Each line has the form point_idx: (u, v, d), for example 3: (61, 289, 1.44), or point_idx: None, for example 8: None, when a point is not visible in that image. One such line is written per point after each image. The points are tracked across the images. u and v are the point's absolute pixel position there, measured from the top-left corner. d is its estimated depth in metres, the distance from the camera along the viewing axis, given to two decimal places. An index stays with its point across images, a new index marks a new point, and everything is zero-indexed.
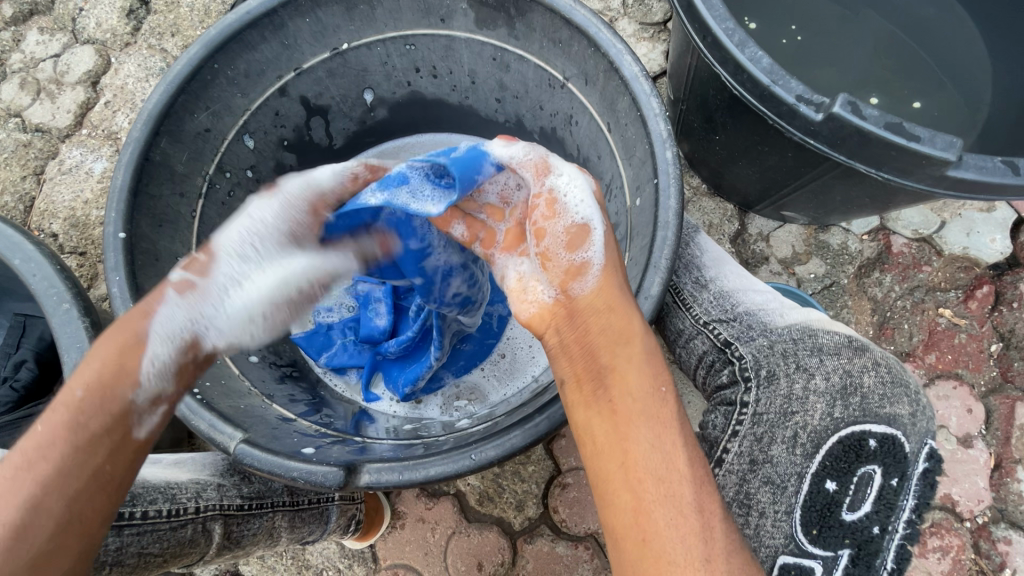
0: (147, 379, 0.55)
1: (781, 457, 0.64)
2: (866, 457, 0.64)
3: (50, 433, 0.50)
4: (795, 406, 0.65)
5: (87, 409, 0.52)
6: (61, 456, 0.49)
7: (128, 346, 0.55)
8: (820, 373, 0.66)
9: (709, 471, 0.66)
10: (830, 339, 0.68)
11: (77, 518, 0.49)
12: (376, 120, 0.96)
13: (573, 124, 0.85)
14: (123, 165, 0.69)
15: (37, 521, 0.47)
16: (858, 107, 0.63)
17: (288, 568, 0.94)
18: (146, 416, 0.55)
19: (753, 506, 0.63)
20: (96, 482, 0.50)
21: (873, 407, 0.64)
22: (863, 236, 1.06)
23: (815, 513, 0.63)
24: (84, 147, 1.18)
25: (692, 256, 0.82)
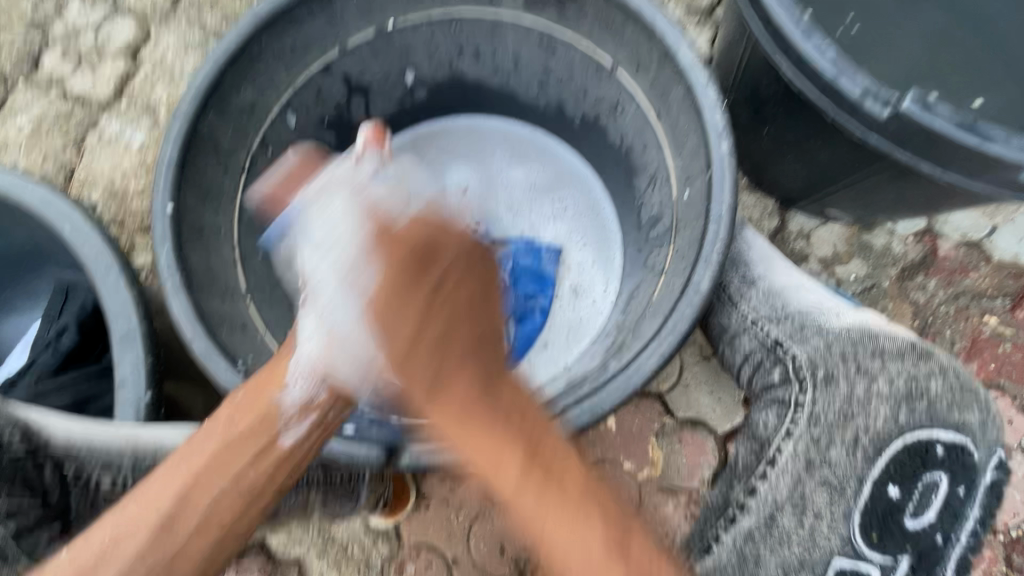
0: (292, 387, 0.57)
1: (841, 459, 0.69)
2: (934, 464, 0.68)
3: (213, 436, 0.53)
4: (857, 410, 0.70)
5: (247, 449, 0.53)
6: (219, 451, 0.52)
7: (267, 372, 0.58)
8: (884, 378, 0.70)
9: (762, 471, 0.70)
10: (893, 344, 0.70)
11: (211, 524, 0.51)
12: (415, 101, 0.95)
13: (619, 111, 0.83)
14: (172, 138, 0.69)
15: (184, 513, 0.50)
16: (929, 104, 0.60)
17: (313, 541, 0.95)
18: (292, 425, 0.55)
19: (809, 508, 0.69)
20: (238, 489, 0.52)
21: (941, 415, 0.68)
22: (909, 237, 1.03)
23: (876, 517, 0.68)
24: (124, 119, 1.19)
25: (739, 253, 0.79)
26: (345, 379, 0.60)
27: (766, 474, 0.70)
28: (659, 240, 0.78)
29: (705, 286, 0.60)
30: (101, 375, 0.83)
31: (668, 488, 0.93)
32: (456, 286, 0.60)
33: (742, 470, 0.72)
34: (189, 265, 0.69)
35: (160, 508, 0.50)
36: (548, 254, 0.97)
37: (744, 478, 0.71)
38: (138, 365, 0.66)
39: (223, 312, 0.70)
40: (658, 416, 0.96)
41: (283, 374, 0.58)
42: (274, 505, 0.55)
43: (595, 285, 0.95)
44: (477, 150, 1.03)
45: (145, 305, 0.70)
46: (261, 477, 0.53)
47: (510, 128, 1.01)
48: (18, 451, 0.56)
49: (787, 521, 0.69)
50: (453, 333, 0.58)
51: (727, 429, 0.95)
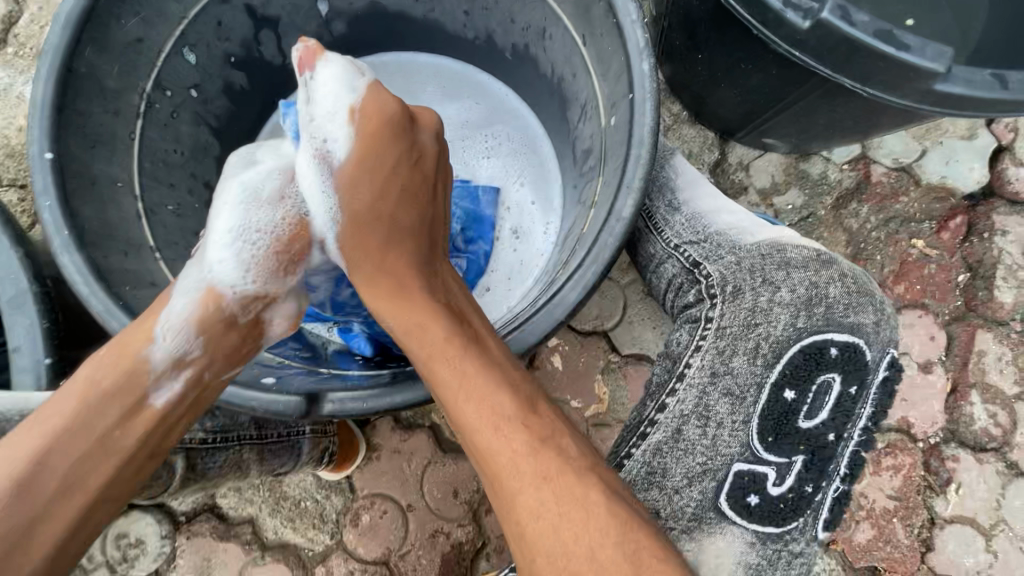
0: (163, 340, 0.55)
1: (742, 368, 0.67)
2: (827, 364, 0.67)
3: (71, 394, 0.51)
4: (760, 317, 0.68)
5: (111, 410, 0.52)
6: (78, 406, 0.51)
7: (143, 323, 0.55)
8: (786, 286, 0.69)
9: (671, 386, 0.67)
10: (799, 254, 0.70)
11: (75, 485, 0.50)
12: (333, 35, 0.88)
13: (547, 38, 0.79)
14: (43, 76, 0.62)
15: (39, 477, 0.49)
16: (848, 13, 0.58)
17: (265, 500, 0.94)
18: (165, 380, 0.55)
19: (711, 417, 0.66)
20: (104, 446, 0.51)
21: (837, 317, 0.67)
22: (843, 165, 1.04)
23: (772, 421, 0.67)
24: (12, 68, 1.07)
25: (664, 178, 0.79)
26: (233, 339, 0.59)
27: (675, 391, 0.67)
28: (591, 173, 0.76)
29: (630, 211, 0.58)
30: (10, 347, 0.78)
31: (615, 422, 0.96)
32: (399, 203, 0.62)
33: (656, 387, 0.70)
34: (80, 219, 0.63)
35: (15, 469, 0.48)
36: (486, 196, 0.93)
37: (656, 395, 0.68)
38: (31, 330, 0.61)
39: (127, 268, 0.65)
40: (603, 354, 0.97)
41: (150, 328, 0.55)
42: (147, 468, 0.55)
43: (535, 226, 0.93)
44: (406, 87, 0.96)
45: (36, 265, 0.64)
46: (122, 440, 0.52)
47: (444, 63, 0.96)
48: None
49: (693, 433, 0.66)
50: (403, 245, 0.62)
51: None
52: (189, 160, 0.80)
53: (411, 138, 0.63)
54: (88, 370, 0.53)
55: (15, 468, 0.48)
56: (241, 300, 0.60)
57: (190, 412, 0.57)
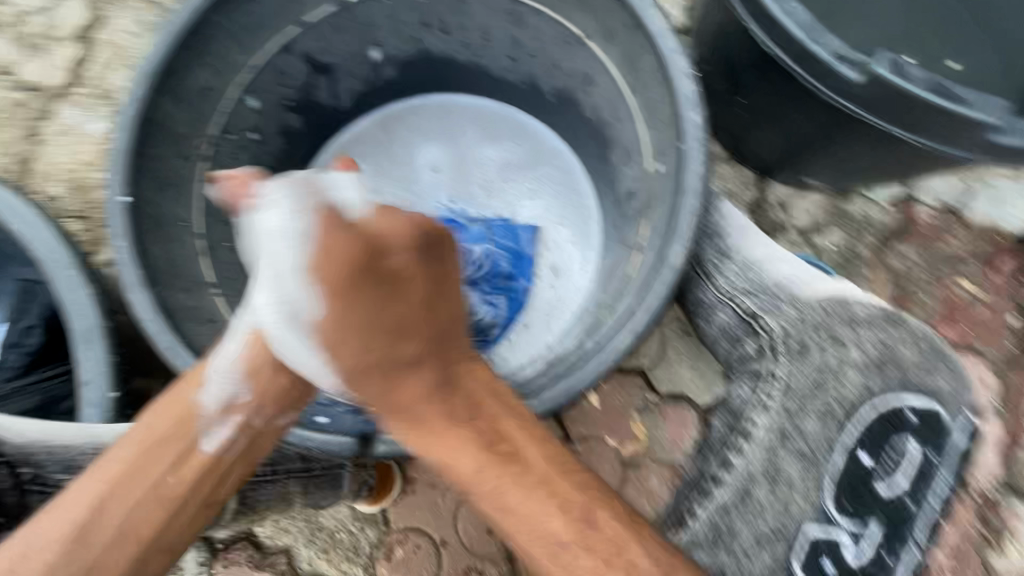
0: (210, 386, 0.58)
1: (814, 431, 0.66)
2: (902, 428, 0.64)
3: (127, 444, 0.55)
4: (830, 377, 0.67)
5: (164, 458, 0.56)
6: (131, 455, 0.55)
7: (192, 375, 0.58)
8: (855, 344, 0.68)
9: (738, 445, 0.69)
10: (865, 310, 0.69)
11: (129, 530, 0.54)
12: (383, 80, 0.92)
13: (591, 85, 0.81)
14: (122, 125, 0.66)
15: (97, 524, 0.53)
16: (900, 66, 0.60)
17: (301, 530, 0.95)
18: (214, 425, 0.58)
19: (783, 479, 0.66)
20: (156, 492, 0.55)
21: (913, 380, 0.65)
22: (886, 204, 1.03)
23: (846, 487, 0.64)
24: (80, 106, 1.14)
25: (716, 225, 0.80)
26: (281, 385, 0.60)
27: (740, 449, 0.68)
28: (635, 217, 0.77)
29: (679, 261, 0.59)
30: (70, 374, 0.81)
31: (653, 461, 0.94)
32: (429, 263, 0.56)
33: (719, 443, 0.74)
34: (149, 258, 0.67)
35: (80, 514, 0.53)
36: (526, 233, 0.94)
37: (722, 452, 0.71)
38: (100, 364, 0.64)
39: (188, 305, 0.68)
40: (641, 392, 0.96)
41: (198, 380, 0.58)
42: (201, 512, 0.59)
43: (574, 263, 0.94)
44: (443, 128, 1.00)
45: (106, 301, 0.67)
46: (176, 484, 0.57)
47: (482, 103, 0.98)
48: None
49: (763, 495, 0.66)
50: (406, 340, 0.55)
51: (708, 402, 0.96)
52: None
53: (443, 202, 0.60)
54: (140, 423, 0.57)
55: (74, 517, 0.53)
56: (281, 351, 0.57)
57: (240, 459, 0.60)
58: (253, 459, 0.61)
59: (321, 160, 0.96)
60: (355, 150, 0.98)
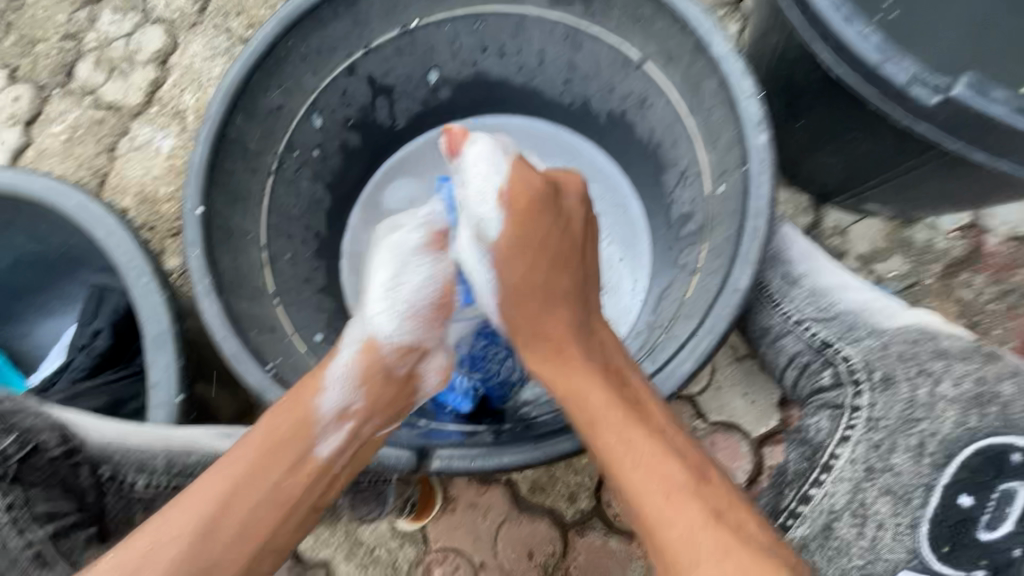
0: (331, 389, 0.60)
1: (904, 467, 0.62)
2: (1009, 472, 0.59)
3: (244, 450, 0.56)
4: (920, 412, 0.63)
5: (283, 459, 0.57)
6: (248, 458, 0.56)
7: (310, 376, 0.60)
8: (948, 378, 0.64)
9: (815, 476, 0.64)
10: (955, 344, 0.66)
11: (252, 531, 0.54)
12: (439, 101, 0.95)
13: (647, 106, 0.81)
14: (202, 141, 0.70)
15: (222, 522, 0.53)
16: (983, 89, 0.57)
17: (341, 544, 0.95)
18: (330, 429, 0.60)
19: (871, 517, 0.61)
20: (274, 496, 0.55)
21: (1017, 418, 0.60)
22: (952, 232, 0.98)
23: (946, 528, 0.60)
24: (154, 125, 1.22)
25: (779, 250, 0.81)
26: (392, 391, 0.64)
27: (819, 481, 0.63)
28: (691, 238, 0.76)
29: (745, 283, 0.57)
30: (134, 377, 0.85)
31: None
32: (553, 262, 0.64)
33: (793, 476, 0.67)
34: (219, 267, 0.69)
35: (202, 514, 0.53)
36: None
37: (796, 484, 0.66)
38: (169, 370, 0.67)
39: (253, 313, 0.71)
40: (690, 419, 0.93)
41: (315, 384, 0.59)
42: (308, 518, 0.58)
43: (622, 283, 0.93)
44: None
45: (176, 307, 0.70)
46: (294, 485, 0.57)
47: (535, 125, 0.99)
48: (55, 450, 0.59)
49: (846, 532, 0.61)
50: (557, 315, 0.63)
51: (761, 432, 0.92)
52: (306, 212, 0.87)
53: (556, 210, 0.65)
54: (255, 429, 0.58)
55: (200, 516, 0.53)
56: (395, 352, 0.64)
57: (348, 466, 0.61)
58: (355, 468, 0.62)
59: (376, 177, 0.98)
60: (407, 167, 0.99)
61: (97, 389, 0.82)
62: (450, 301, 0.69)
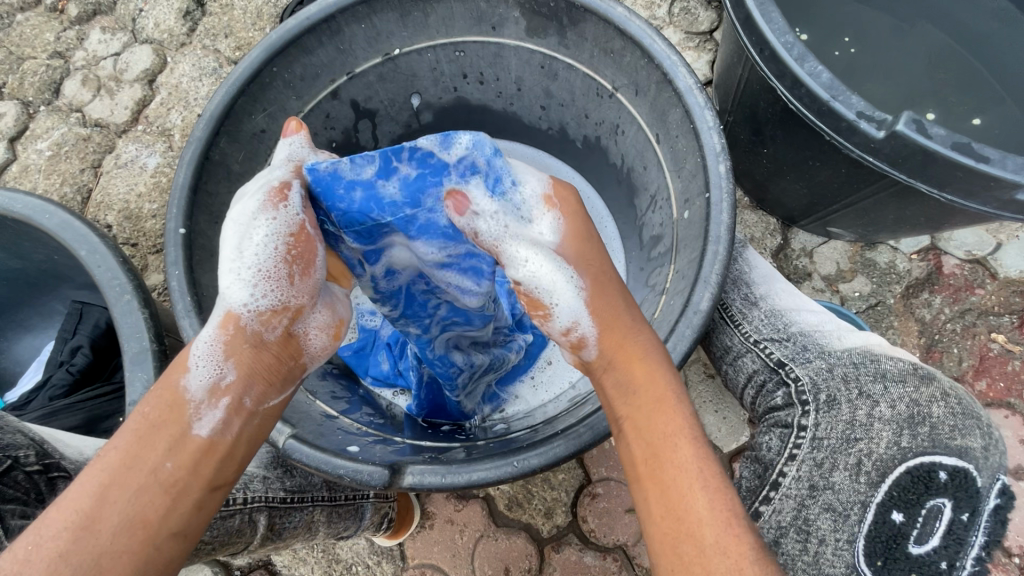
0: (197, 367, 0.54)
1: (843, 484, 0.64)
2: (937, 489, 0.60)
3: (122, 437, 0.50)
4: (859, 433, 0.65)
5: (159, 442, 0.51)
6: (127, 440, 0.50)
7: (178, 361, 0.54)
8: (885, 401, 0.66)
9: (766, 493, 0.68)
10: (894, 366, 0.70)
11: (139, 520, 0.47)
12: (421, 124, 0.98)
13: (619, 133, 0.85)
14: (186, 162, 0.72)
15: (103, 510, 0.47)
16: (923, 126, 0.62)
17: (319, 561, 0.95)
18: (204, 410, 0.53)
19: (812, 533, 0.63)
20: (156, 479, 0.49)
21: (944, 439, 0.61)
22: (912, 255, 1.03)
23: (880, 544, 0.60)
24: (140, 143, 1.23)
25: (740, 273, 0.87)
26: (266, 359, 0.57)
27: (768, 500, 0.67)
28: (660, 259, 0.79)
29: (707, 303, 0.60)
30: (113, 395, 0.85)
31: None
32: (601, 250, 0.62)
33: (748, 493, 0.72)
34: (199, 285, 0.71)
35: (81, 505, 0.47)
36: None
37: (750, 502, 0.70)
38: (147, 389, 0.68)
39: None
40: None
41: (184, 364, 0.54)
42: (209, 501, 0.51)
43: None
44: None
45: (157, 324, 0.71)
46: (177, 468, 0.50)
47: (515, 148, 1.02)
48: (32, 464, 0.58)
49: (791, 547, 0.64)
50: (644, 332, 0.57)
51: (733, 447, 0.94)
52: None
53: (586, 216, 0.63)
54: (135, 418, 0.52)
55: (78, 506, 0.47)
56: (259, 318, 0.57)
57: (239, 437, 0.54)
58: (252, 439, 0.56)
59: None
60: None
61: (74, 407, 0.82)
62: (310, 252, 0.60)
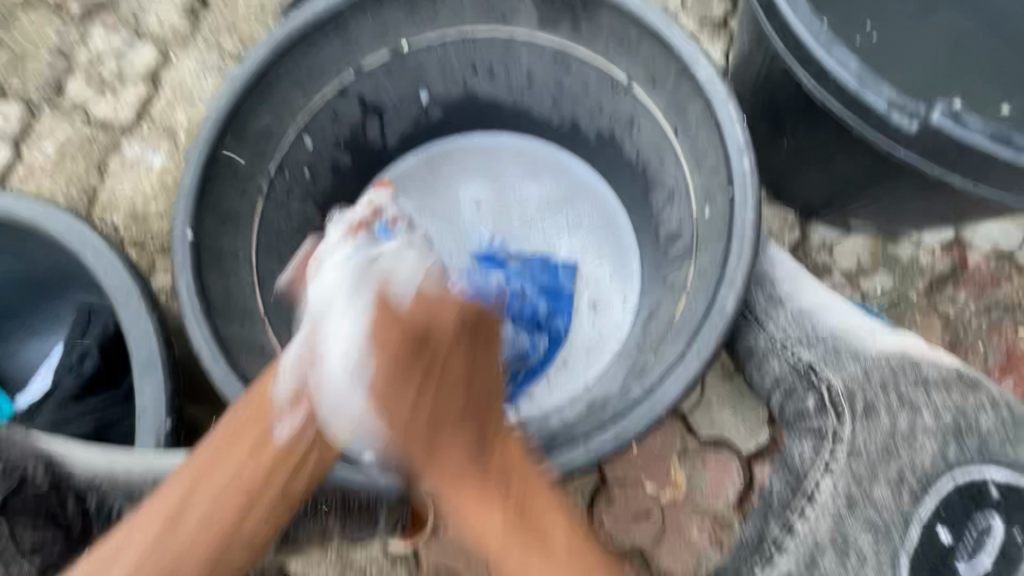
0: (281, 378, 0.60)
1: (886, 499, 0.65)
2: (987, 505, 0.61)
3: (213, 441, 0.57)
4: (902, 444, 0.66)
5: (240, 446, 0.56)
6: (217, 440, 0.57)
7: (269, 370, 0.61)
8: (928, 410, 0.67)
9: (801, 509, 0.67)
10: (937, 373, 0.69)
11: (214, 519, 0.54)
12: (431, 120, 0.95)
13: (634, 127, 0.83)
14: (192, 164, 0.70)
15: (188, 509, 0.53)
16: (958, 117, 0.59)
17: (332, 565, 0.94)
18: (284, 415, 0.58)
19: (851, 549, 0.65)
20: (235, 483, 0.55)
21: (993, 451, 0.63)
22: (936, 249, 1.00)
23: (926, 563, 0.62)
24: (145, 142, 1.22)
25: (764, 272, 0.80)
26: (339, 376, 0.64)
27: (799, 512, 0.67)
28: (678, 258, 0.77)
29: (732, 306, 0.58)
30: (123, 399, 0.84)
31: (693, 510, 0.91)
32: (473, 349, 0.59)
33: (779, 505, 0.70)
34: (208, 290, 0.69)
35: (171, 503, 0.53)
36: (564, 271, 0.95)
37: (784, 514, 0.69)
38: (157, 394, 0.67)
39: (242, 336, 0.71)
40: (680, 436, 0.93)
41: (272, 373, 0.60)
42: (279, 508, 0.57)
43: (613, 301, 0.94)
44: (491, 166, 1.01)
45: (165, 330, 0.70)
46: (251, 474, 0.55)
47: (522, 145, 1.00)
48: (41, 481, 0.58)
49: (828, 564, 0.64)
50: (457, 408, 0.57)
51: (751, 448, 0.92)
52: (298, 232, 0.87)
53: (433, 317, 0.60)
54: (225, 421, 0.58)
55: (169, 502, 0.53)
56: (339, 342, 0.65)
57: (311, 448, 0.58)
58: (322, 454, 0.59)
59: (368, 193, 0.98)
60: (397, 185, 1.00)
61: (83, 413, 0.81)
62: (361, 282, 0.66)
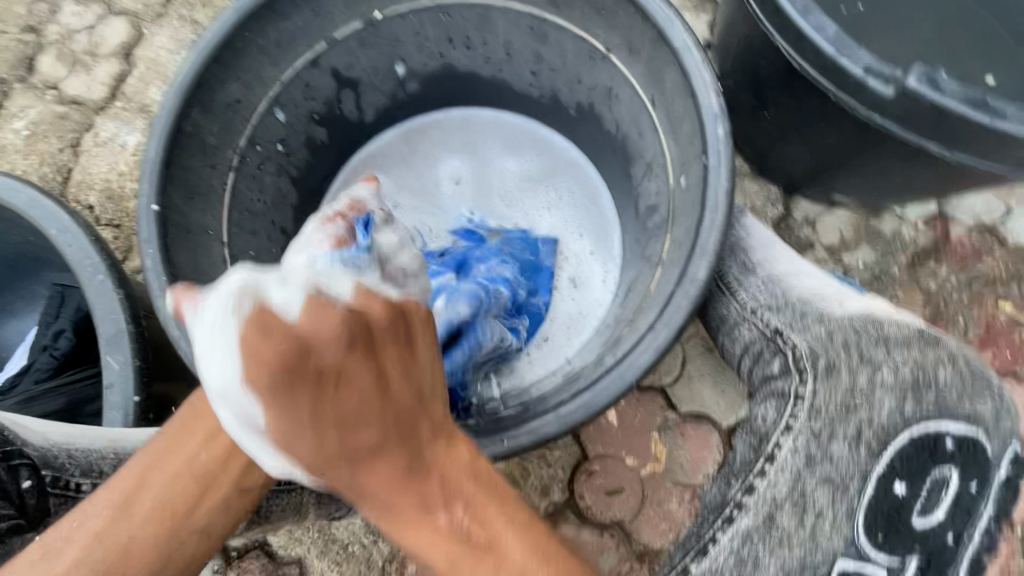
0: None
1: (842, 455, 0.63)
2: (942, 457, 0.60)
3: (170, 427, 0.57)
4: (859, 400, 0.64)
5: (195, 436, 0.56)
6: (172, 426, 0.57)
7: None
8: (887, 367, 0.65)
9: (760, 468, 0.66)
10: (898, 331, 0.68)
11: (168, 507, 0.55)
12: (407, 93, 0.94)
13: (613, 98, 0.81)
14: (156, 135, 0.69)
15: (140, 495, 0.54)
16: (935, 81, 0.58)
17: (314, 542, 0.94)
18: None
19: (810, 507, 0.62)
20: (190, 470, 0.56)
21: (952, 405, 0.61)
22: (919, 223, 0.99)
23: (881, 517, 0.60)
24: (119, 120, 1.19)
25: (738, 239, 0.84)
26: None
27: (763, 473, 0.65)
28: (656, 230, 0.76)
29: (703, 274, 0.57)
30: (97, 378, 0.83)
31: (673, 483, 0.91)
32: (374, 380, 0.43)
33: (741, 468, 0.71)
34: (175, 265, 0.68)
35: (123, 485, 0.54)
36: (545, 246, 0.94)
37: (742, 475, 0.69)
38: (125, 370, 0.66)
39: None
40: (661, 411, 0.94)
41: None
42: (234, 497, 0.58)
43: (595, 275, 0.93)
44: (470, 140, 1.00)
45: (133, 306, 0.69)
46: (207, 463, 0.56)
47: (504, 116, 0.99)
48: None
49: (786, 522, 0.62)
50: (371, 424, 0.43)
51: (732, 422, 0.93)
52: (271, 208, 0.86)
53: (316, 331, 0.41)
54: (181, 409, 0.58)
55: (121, 488, 0.54)
56: None
57: None
58: None
59: (347, 168, 0.98)
60: (377, 160, 0.99)
61: (56, 392, 0.80)
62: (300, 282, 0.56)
